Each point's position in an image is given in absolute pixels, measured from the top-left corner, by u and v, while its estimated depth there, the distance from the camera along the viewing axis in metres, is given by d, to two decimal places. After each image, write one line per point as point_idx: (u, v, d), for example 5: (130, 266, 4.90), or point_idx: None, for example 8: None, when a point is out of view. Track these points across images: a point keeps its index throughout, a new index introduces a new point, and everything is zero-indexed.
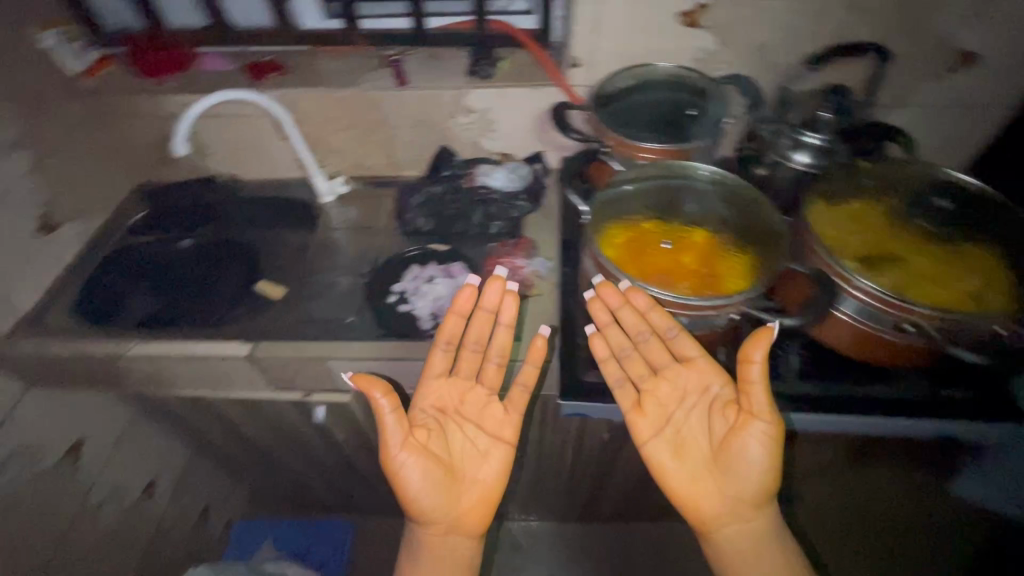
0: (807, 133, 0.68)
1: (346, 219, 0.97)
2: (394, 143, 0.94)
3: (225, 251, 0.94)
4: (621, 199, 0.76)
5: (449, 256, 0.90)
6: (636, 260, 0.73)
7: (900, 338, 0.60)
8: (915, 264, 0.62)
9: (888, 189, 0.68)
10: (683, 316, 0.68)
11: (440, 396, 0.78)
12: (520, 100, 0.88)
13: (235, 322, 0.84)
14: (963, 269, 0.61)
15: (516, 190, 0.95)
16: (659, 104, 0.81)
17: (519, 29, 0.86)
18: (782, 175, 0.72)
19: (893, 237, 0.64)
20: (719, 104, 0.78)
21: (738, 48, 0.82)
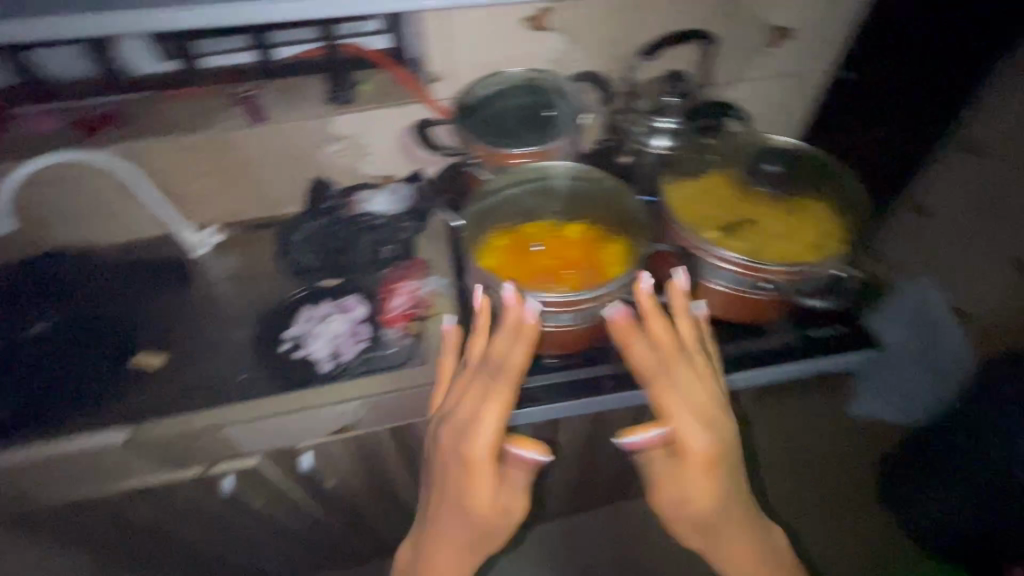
0: (659, 118, 0.77)
1: (226, 269, 0.93)
2: (261, 181, 0.91)
3: (81, 332, 0.83)
4: (498, 205, 0.76)
5: (340, 291, 0.86)
6: (516, 266, 0.72)
7: (762, 294, 0.69)
8: (769, 224, 0.70)
9: (731, 158, 0.76)
10: (570, 312, 0.69)
11: None
12: (385, 119, 0.86)
13: (93, 409, 0.77)
14: (805, 220, 0.70)
15: (402, 212, 0.91)
16: (518, 107, 0.79)
17: (372, 50, 0.82)
18: (646, 158, 0.81)
19: (743, 203, 0.71)
20: (573, 100, 0.79)
21: (591, 45, 0.83)
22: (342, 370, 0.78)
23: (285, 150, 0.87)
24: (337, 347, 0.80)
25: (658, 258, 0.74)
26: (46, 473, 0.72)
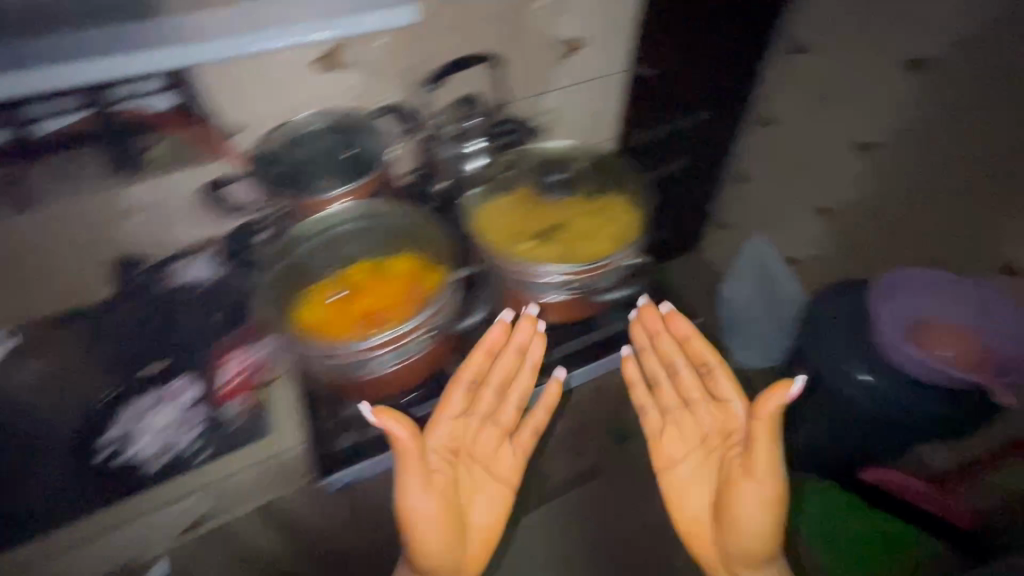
0: (464, 144, 0.99)
1: (34, 377, 0.83)
2: (52, 274, 0.81)
3: None
4: (309, 254, 0.90)
5: (168, 374, 0.87)
6: (336, 319, 0.85)
7: (584, 289, 0.95)
8: (577, 227, 0.99)
9: (538, 182, 1.03)
10: (386, 351, 0.83)
11: (454, 436, 0.92)
12: (180, 184, 0.82)
13: None
14: (603, 223, 0.98)
15: (224, 275, 0.92)
16: (325, 158, 0.88)
17: (157, 112, 0.75)
18: (463, 177, 1.02)
19: (555, 217, 0.99)
20: (364, 140, 0.89)
21: (386, 79, 0.88)
22: (178, 464, 0.82)
23: (83, 246, 0.80)
24: (167, 438, 0.83)
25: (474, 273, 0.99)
26: None
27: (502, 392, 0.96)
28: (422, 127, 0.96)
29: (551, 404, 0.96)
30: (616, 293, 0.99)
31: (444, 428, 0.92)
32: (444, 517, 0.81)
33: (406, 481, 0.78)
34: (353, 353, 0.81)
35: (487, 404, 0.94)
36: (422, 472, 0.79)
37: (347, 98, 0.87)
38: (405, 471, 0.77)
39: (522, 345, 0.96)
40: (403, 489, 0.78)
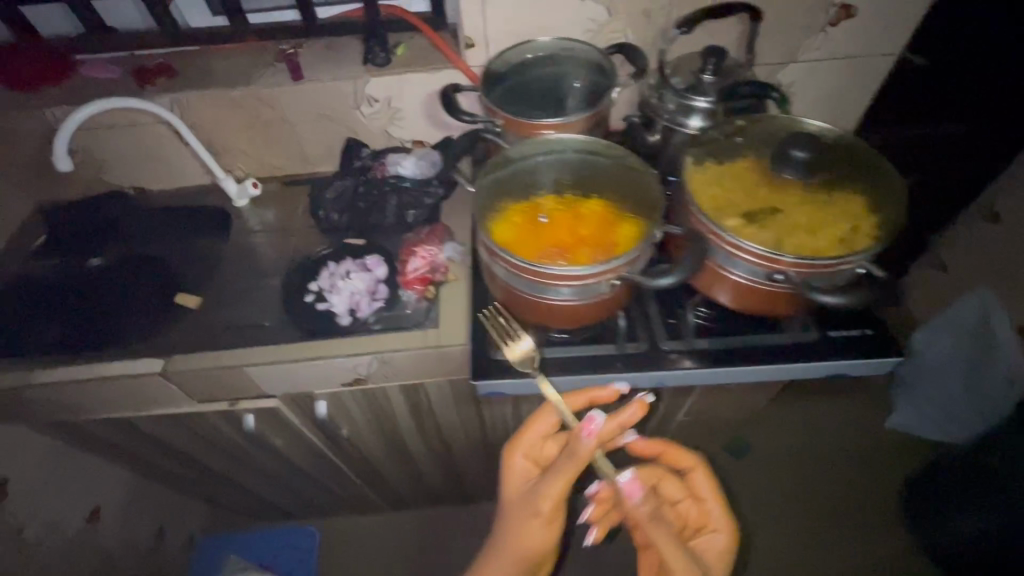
0: (694, 97, 0.67)
1: (263, 221, 0.94)
2: (299, 141, 0.92)
3: (155, 268, 0.88)
4: (520, 161, 0.66)
5: (363, 251, 0.84)
6: (542, 246, 0.60)
7: (775, 286, 0.56)
8: (759, 193, 0.62)
9: (760, 148, 0.65)
10: (565, 287, 0.56)
11: (550, 486, 0.57)
12: (419, 86, 0.84)
13: (156, 336, 0.78)
14: (817, 206, 0.60)
15: (428, 176, 0.87)
16: (544, 79, 0.72)
17: (412, 13, 0.83)
18: (675, 141, 0.71)
19: (751, 197, 0.62)
20: (600, 70, 0.71)
21: (627, 15, 0.77)
22: (360, 326, 0.75)
23: (320, 105, 0.86)
24: (357, 303, 0.77)
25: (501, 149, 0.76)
26: (112, 398, 0.77)
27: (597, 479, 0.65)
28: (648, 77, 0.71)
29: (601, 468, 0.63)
30: (830, 298, 0.52)
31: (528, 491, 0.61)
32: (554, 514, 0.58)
33: (544, 498, 0.57)
34: (511, 268, 0.58)
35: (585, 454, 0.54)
36: (561, 502, 0.58)
37: (582, 30, 0.80)
38: (553, 484, 0.57)
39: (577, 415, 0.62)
40: (539, 502, 0.57)
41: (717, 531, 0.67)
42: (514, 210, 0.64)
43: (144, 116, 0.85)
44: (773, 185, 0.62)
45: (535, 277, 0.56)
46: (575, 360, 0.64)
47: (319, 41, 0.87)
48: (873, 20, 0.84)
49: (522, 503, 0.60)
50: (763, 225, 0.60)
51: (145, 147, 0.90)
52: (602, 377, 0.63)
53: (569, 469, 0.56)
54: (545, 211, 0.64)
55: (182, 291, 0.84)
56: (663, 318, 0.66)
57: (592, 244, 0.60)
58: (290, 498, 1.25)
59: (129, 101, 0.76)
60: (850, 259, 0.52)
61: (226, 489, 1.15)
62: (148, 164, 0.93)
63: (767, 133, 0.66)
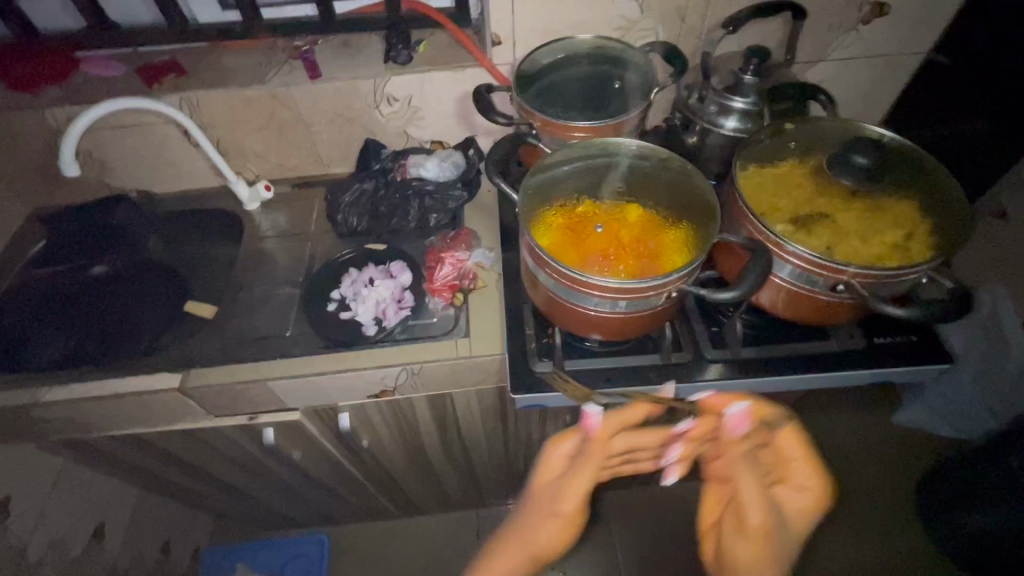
0: (733, 97, 0.65)
1: (276, 226, 0.90)
2: (314, 142, 0.88)
3: (163, 276, 0.84)
4: (554, 171, 0.62)
5: (385, 257, 0.81)
6: (593, 258, 0.57)
7: (832, 296, 0.54)
8: (807, 196, 0.59)
9: (806, 149, 0.62)
10: (622, 300, 0.54)
11: (574, 483, 0.58)
12: (442, 85, 0.81)
13: (169, 348, 0.75)
14: (869, 209, 0.57)
15: (451, 178, 0.84)
16: (583, 78, 0.69)
17: (434, 9, 0.80)
18: (713, 143, 0.69)
19: (798, 202, 0.59)
20: (637, 70, 0.68)
21: (659, 13, 0.75)
22: (386, 336, 0.72)
23: (337, 104, 0.83)
24: (382, 311, 0.74)
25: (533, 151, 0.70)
26: (123, 413, 0.74)
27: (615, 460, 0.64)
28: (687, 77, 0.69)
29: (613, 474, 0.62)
30: (897, 308, 0.50)
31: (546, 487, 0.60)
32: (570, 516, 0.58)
33: (570, 489, 0.57)
34: (565, 280, 0.55)
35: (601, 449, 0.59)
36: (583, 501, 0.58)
37: (612, 28, 0.77)
38: (581, 473, 0.58)
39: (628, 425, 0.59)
40: (562, 496, 0.58)
41: (802, 489, 0.60)
42: (557, 220, 0.61)
43: (151, 117, 0.81)
44: (822, 188, 0.59)
45: (592, 291, 0.54)
46: (619, 371, 0.62)
47: (334, 38, 0.84)
48: (905, 19, 0.82)
49: (540, 494, 0.59)
50: (814, 232, 0.56)
51: (152, 148, 0.86)
52: (648, 389, 0.61)
53: (597, 457, 0.58)
54: (590, 220, 0.61)
55: (194, 300, 0.80)
56: (706, 326, 0.65)
57: (644, 254, 0.57)
58: (300, 510, 1.21)
59: (138, 101, 0.72)
60: (916, 269, 0.50)
61: (235, 502, 1.11)
62: (154, 167, 0.89)
63: (813, 130, 0.63)
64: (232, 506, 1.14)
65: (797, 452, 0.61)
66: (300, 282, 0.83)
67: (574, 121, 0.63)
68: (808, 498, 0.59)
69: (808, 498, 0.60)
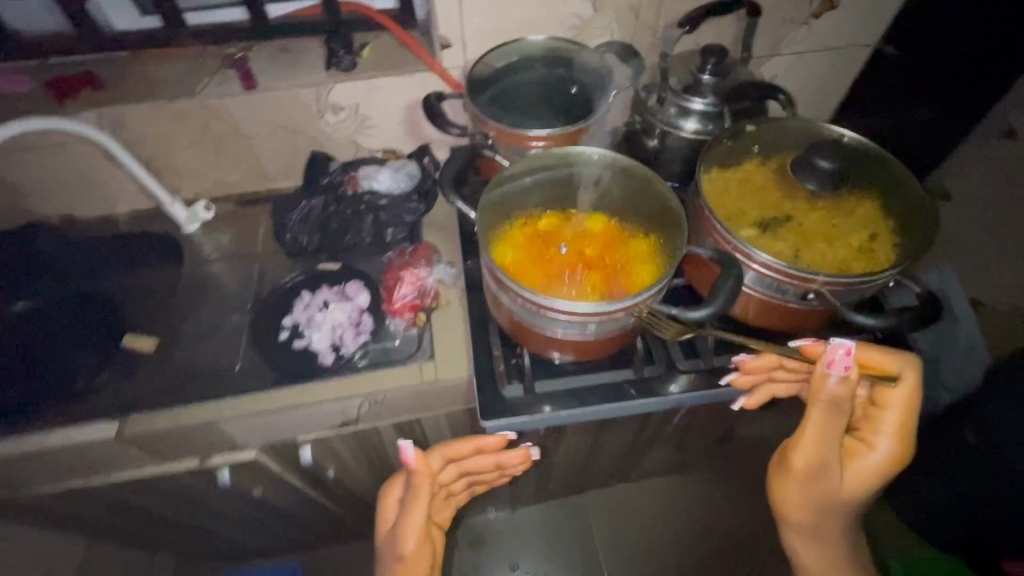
0: (692, 98, 0.63)
1: (219, 248, 0.84)
2: (255, 156, 0.82)
3: (92, 311, 0.77)
4: (514, 186, 0.59)
5: (340, 277, 0.76)
6: (559, 280, 0.54)
7: (804, 305, 0.53)
8: (772, 201, 0.58)
9: (765, 151, 0.61)
10: (593, 322, 0.51)
11: (410, 521, 0.63)
12: (390, 92, 0.76)
13: (104, 392, 0.68)
14: (834, 211, 0.56)
15: (406, 190, 0.79)
16: (539, 82, 0.66)
17: (377, 10, 0.75)
18: (674, 146, 0.67)
19: (764, 206, 0.57)
20: (594, 73, 0.66)
21: (614, 11, 0.72)
22: (345, 364, 0.68)
23: (277, 115, 0.77)
24: (340, 337, 0.70)
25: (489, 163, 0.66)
26: (53, 469, 0.67)
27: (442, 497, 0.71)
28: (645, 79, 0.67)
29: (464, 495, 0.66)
30: (870, 317, 0.49)
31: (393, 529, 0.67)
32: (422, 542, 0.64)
33: (408, 533, 0.63)
34: (530, 305, 0.51)
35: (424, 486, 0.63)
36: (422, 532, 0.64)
37: (567, 27, 0.74)
38: (412, 514, 0.63)
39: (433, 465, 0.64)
40: (403, 540, 0.63)
41: (880, 453, 0.57)
42: (519, 239, 0.58)
43: (66, 137, 0.73)
44: (787, 191, 0.58)
45: (560, 315, 0.50)
46: (592, 390, 0.60)
47: (270, 43, 0.77)
48: (855, 11, 0.83)
49: (388, 544, 0.67)
50: (781, 236, 0.55)
51: (71, 169, 0.78)
52: (622, 407, 0.59)
53: (422, 488, 0.63)
54: (554, 238, 0.58)
55: (131, 336, 0.74)
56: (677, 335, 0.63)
57: (612, 274, 0.55)
58: (269, 541, 1.15)
59: (47, 121, 0.64)
60: (884, 275, 0.49)
61: (195, 541, 1.04)
62: (75, 190, 0.80)
63: (774, 129, 0.61)
64: (191, 545, 1.07)
65: (893, 405, 0.57)
66: (249, 309, 0.77)
67: (532, 128, 0.60)
68: (884, 458, 0.57)
69: (878, 454, 0.57)
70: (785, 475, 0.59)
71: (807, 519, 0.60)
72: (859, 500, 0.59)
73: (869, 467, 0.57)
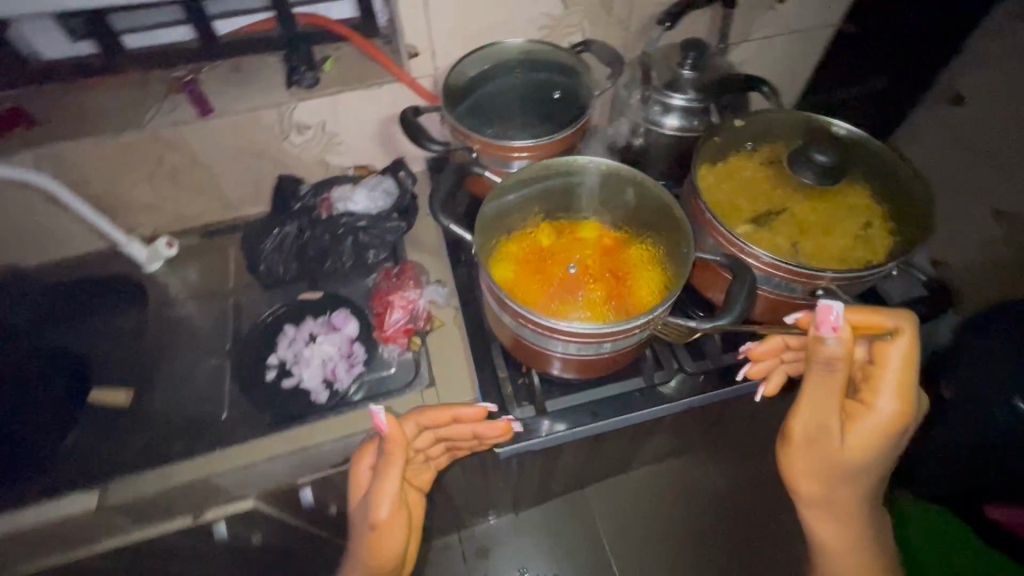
0: (673, 95, 0.62)
1: (187, 286, 0.78)
2: (217, 183, 0.77)
3: (52, 371, 0.70)
4: (506, 202, 0.56)
5: (324, 307, 0.72)
6: (566, 297, 0.52)
7: (811, 301, 0.53)
8: (767, 194, 0.57)
9: (751, 143, 0.60)
10: (608, 341, 0.49)
11: (384, 488, 0.50)
12: (358, 106, 0.72)
13: (77, 459, 0.63)
14: (828, 201, 0.56)
15: (385, 209, 0.75)
16: (520, 88, 0.64)
17: (335, 21, 0.71)
18: (658, 145, 0.66)
19: (759, 200, 0.56)
20: (574, 75, 0.63)
21: (585, 9, 0.70)
22: (341, 401, 0.65)
23: (238, 139, 0.71)
24: (333, 371, 0.67)
25: (478, 180, 0.64)
26: (27, 553, 0.60)
27: (419, 465, 0.59)
28: (624, 78, 0.65)
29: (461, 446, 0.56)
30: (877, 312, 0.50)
31: (362, 510, 0.52)
32: (399, 512, 0.52)
33: (381, 499, 0.50)
34: (540, 330, 0.49)
35: (401, 453, 0.49)
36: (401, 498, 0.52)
37: (538, 28, 0.71)
38: (386, 481, 0.50)
39: (429, 419, 0.53)
40: (376, 505, 0.50)
41: (886, 413, 0.47)
42: (516, 258, 0.55)
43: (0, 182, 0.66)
44: (780, 183, 0.57)
45: (572, 337, 0.48)
46: (603, 402, 0.59)
47: (222, 62, 0.72)
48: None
49: (359, 515, 0.54)
50: (779, 230, 0.55)
51: (10, 217, 0.70)
52: (635, 417, 0.59)
53: (397, 454, 0.49)
54: (553, 254, 0.56)
55: (100, 393, 0.68)
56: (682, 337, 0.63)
57: (619, 287, 0.53)
58: None
59: None
60: (887, 267, 0.50)
61: None
62: (18, 238, 0.73)
63: (762, 120, 0.60)
64: None
65: (890, 358, 0.47)
66: (228, 350, 0.72)
67: (515, 139, 0.57)
68: (887, 420, 0.47)
69: (879, 414, 0.47)
70: (783, 444, 0.50)
71: (812, 491, 0.50)
72: (868, 466, 0.48)
73: (873, 431, 0.47)
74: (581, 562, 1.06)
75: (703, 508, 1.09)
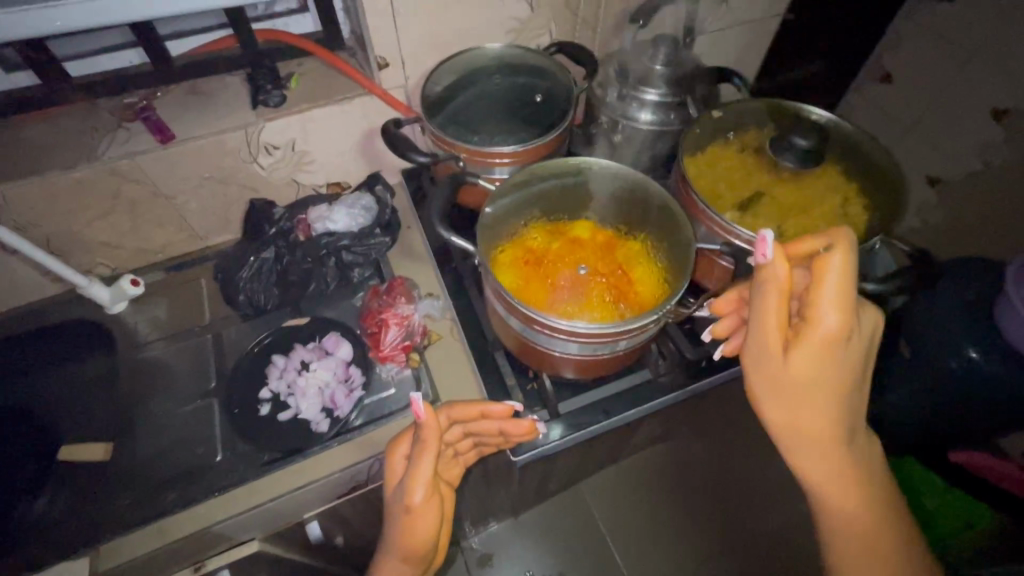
0: (645, 90, 0.63)
1: (158, 325, 0.73)
2: (182, 213, 0.72)
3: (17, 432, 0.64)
4: (502, 209, 0.55)
5: (313, 333, 0.70)
6: (574, 298, 0.52)
7: None
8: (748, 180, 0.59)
9: (726, 132, 0.62)
10: (621, 339, 0.50)
11: (418, 474, 0.48)
12: (328, 122, 0.70)
13: (61, 523, 0.58)
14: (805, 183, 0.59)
15: (366, 224, 0.73)
16: (500, 94, 0.64)
17: (297, 37, 0.68)
18: (637, 141, 0.67)
19: (742, 186, 0.58)
20: (551, 78, 0.64)
21: (551, 12, 0.71)
22: (344, 428, 0.62)
23: (202, 166, 0.68)
24: (331, 398, 0.65)
25: (466, 189, 0.64)
26: None
27: (448, 458, 0.57)
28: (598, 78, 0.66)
29: (492, 439, 0.55)
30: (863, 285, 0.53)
31: (396, 494, 0.50)
32: (431, 498, 0.49)
33: (415, 483, 0.48)
34: (553, 334, 0.49)
35: (436, 438, 0.47)
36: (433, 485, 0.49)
37: (506, 33, 0.71)
38: (418, 466, 0.47)
39: (465, 410, 0.52)
40: (409, 490, 0.48)
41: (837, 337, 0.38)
42: (518, 264, 0.55)
43: None
44: (759, 169, 0.60)
45: (587, 338, 0.48)
46: (612, 400, 0.60)
47: (178, 85, 0.68)
48: None
49: (391, 502, 0.51)
50: (764, 214, 0.57)
51: None
52: (645, 410, 0.60)
53: (430, 439, 0.47)
54: (555, 258, 0.56)
55: (76, 449, 0.63)
56: (679, 327, 0.65)
57: (624, 284, 0.54)
58: None
59: None
60: (870, 243, 0.52)
61: None
62: None
63: (736, 110, 0.63)
64: None
65: (816, 269, 0.38)
66: (212, 389, 0.68)
67: (496, 145, 0.57)
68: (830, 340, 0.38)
69: (813, 334, 0.38)
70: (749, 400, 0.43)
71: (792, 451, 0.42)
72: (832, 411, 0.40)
73: (809, 356, 0.38)
74: (587, 559, 1.06)
75: (700, 489, 1.12)
